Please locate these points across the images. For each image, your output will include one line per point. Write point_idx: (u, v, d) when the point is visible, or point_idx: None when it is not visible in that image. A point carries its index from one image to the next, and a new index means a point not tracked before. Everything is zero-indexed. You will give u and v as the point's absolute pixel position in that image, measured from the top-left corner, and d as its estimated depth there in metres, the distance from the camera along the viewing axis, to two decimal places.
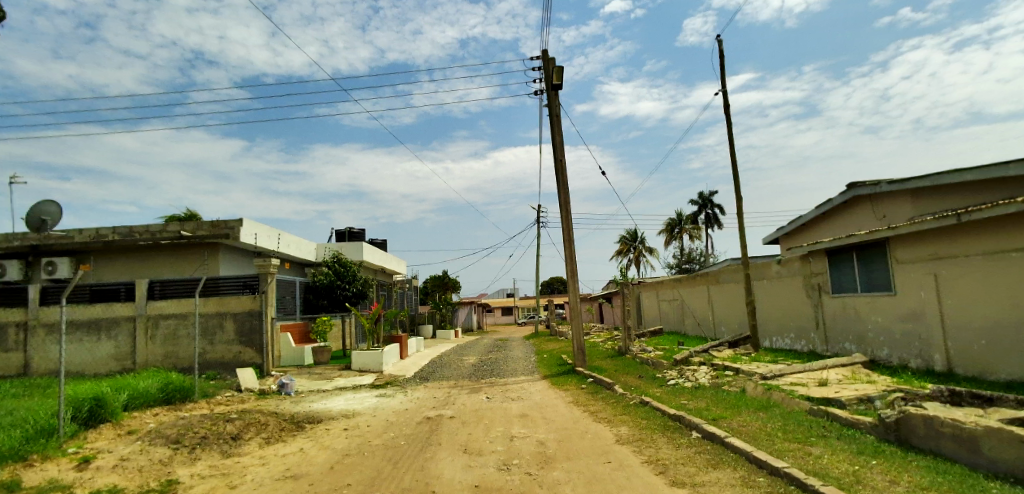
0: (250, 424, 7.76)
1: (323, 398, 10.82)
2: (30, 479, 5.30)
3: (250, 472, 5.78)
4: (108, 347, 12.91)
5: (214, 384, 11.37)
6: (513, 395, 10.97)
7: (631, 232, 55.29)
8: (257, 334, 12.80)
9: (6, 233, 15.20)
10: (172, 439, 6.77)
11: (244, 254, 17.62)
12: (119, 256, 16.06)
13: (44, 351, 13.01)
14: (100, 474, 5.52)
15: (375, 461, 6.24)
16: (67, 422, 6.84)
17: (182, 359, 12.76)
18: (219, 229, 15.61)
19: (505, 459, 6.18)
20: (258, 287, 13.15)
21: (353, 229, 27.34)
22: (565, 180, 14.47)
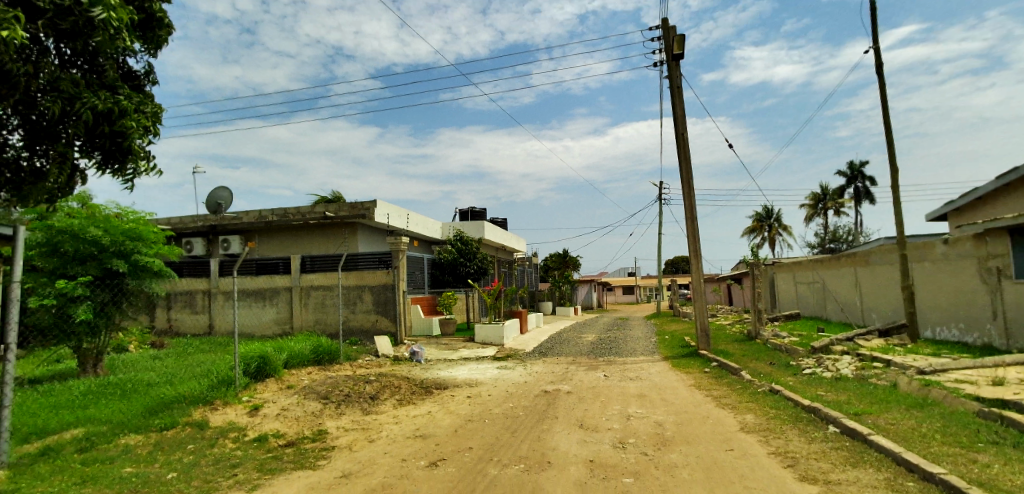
0: (386, 386, 8.58)
1: (449, 366, 11.58)
2: (216, 419, 6.37)
3: (385, 429, 6.42)
4: (272, 313, 14.91)
5: (356, 349, 12.70)
6: (632, 375, 10.82)
7: (765, 209, 51.14)
8: (391, 305, 14.00)
9: (192, 215, 18.08)
10: (322, 394, 7.72)
11: (379, 233, 19.23)
12: (276, 234, 18.32)
13: (224, 314, 15.38)
14: (267, 419, 6.48)
15: (494, 428, 6.60)
16: (242, 376, 8.06)
17: (330, 325, 14.39)
18: (358, 210, 17.21)
19: (620, 437, 6.18)
20: (392, 262, 14.30)
21: (475, 208, 28.49)
22: (687, 154, 13.72)
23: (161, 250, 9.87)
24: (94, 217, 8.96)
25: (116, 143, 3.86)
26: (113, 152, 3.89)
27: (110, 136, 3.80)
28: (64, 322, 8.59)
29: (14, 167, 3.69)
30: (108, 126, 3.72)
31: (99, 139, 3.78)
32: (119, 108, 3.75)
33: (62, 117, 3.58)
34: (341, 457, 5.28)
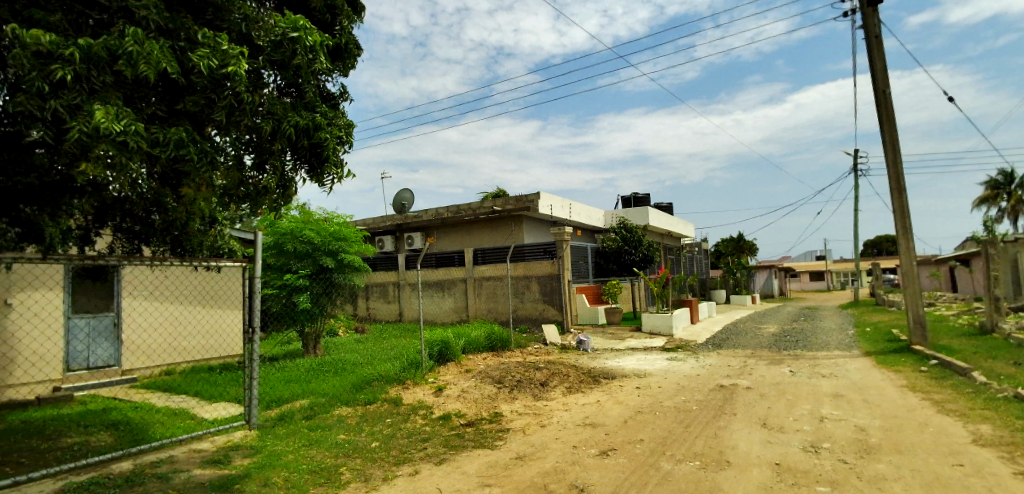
0: (555, 374, 8.80)
1: (616, 356, 11.45)
2: (409, 397, 7.16)
3: (556, 415, 6.59)
4: (451, 302, 16.27)
5: (526, 337, 13.25)
6: (825, 371, 9.56)
7: (1007, 172, 41.13)
8: (557, 294, 14.31)
9: (383, 216, 20.41)
10: (496, 379, 8.20)
11: (543, 224, 19.76)
12: (451, 230, 19.88)
13: (411, 303, 17.20)
14: (449, 400, 7.09)
15: (666, 421, 6.36)
16: (427, 359, 8.93)
17: (501, 313, 15.23)
18: (523, 203, 17.89)
19: (812, 440, 5.51)
20: (556, 252, 14.60)
21: (638, 194, 27.69)
22: (891, 114, 11.61)
23: (360, 248, 11.37)
24: (310, 222, 10.68)
25: (316, 152, 4.61)
26: (312, 160, 4.64)
27: (312, 147, 4.57)
28: (291, 310, 10.43)
29: (248, 183, 4.49)
30: (307, 140, 4.49)
31: (302, 150, 4.53)
32: (316, 123, 4.50)
33: (276, 135, 4.33)
34: (516, 439, 5.55)
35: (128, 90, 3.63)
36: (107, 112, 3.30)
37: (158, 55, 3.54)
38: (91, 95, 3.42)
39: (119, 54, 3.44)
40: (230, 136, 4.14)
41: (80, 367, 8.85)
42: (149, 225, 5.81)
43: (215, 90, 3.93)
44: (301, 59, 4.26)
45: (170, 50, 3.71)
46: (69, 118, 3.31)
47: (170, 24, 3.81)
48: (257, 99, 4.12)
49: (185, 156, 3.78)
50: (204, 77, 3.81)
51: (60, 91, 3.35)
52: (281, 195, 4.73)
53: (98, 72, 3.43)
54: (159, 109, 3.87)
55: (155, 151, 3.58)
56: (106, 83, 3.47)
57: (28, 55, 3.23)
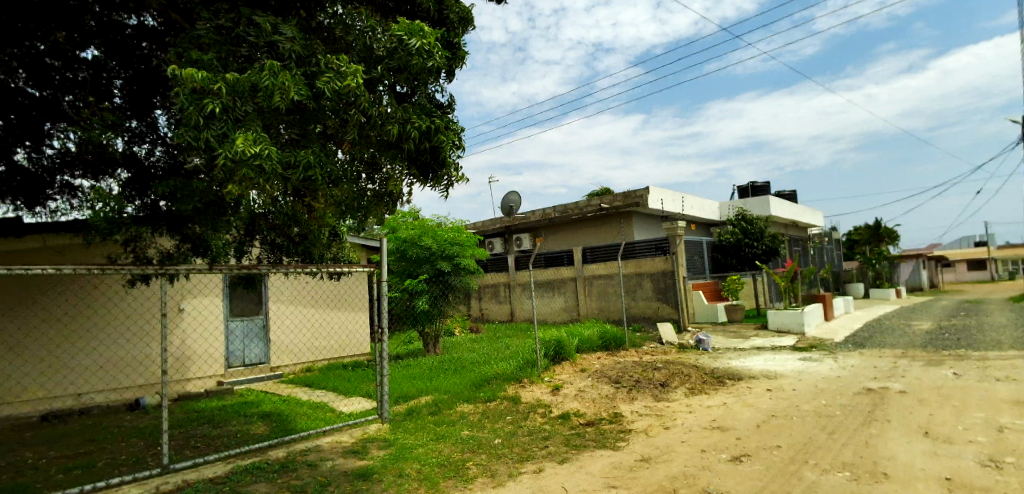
0: (675, 374, 8.39)
1: (741, 356, 10.69)
2: (527, 396, 7.20)
3: (679, 417, 6.27)
4: (561, 301, 16.27)
5: (640, 335, 12.86)
6: (1001, 374, 8.17)
7: None
8: (672, 291, 13.72)
9: (492, 219, 20.86)
10: (613, 379, 7.99)
11: (653, 219, 19.06)
12: (559, 229, 19.78)
13: (522, 303, 17.47)
14: (567, 399, 7.02)
15: (806, 427, 5.79)
16: (542, 358, 8.94)
17: (613, 312, 14.94)
18: (631, 198, 17.43)
19: (992, 454, 4.71)
20: (670, 249, 13.98)
21: (755, 183, 25.79)
22: None
23: (474, 251, 11.70)
24: (427, 228, 11.21)
25: (435, 154, 4.79)
26: (431, 164, 4.81)
27: (430, 150, 4.74)
28: (412, 311, 11.03)
29: (365, 194, 4.87)
30: (428, 143, 4.68)
31: (422, 155, 4.73)
32: (435, 126, 4.69)
33: (399, 140, 4.53)
34: (639, 441, 5.35)
35: (266, 115, 3.93)
36: (247, 139, 3.66)
37: (290, 85, 3.86)
38: (236, 123, 3.85)
39: (261, 85, 3.86)
40: (358, 150, 4.42)
41: (238, 364, 10.04)
42: (289, 237, 6.65)
43: (341, 109, 4.14)
44: (415, 60, 4.36)
45: (302, 78, 4.04)
46: (218, 145, 3.72)
47: (305, 55, 4.24)
48: (378, 112, 4.33)
49: (312, 176, 4.05)
50: (331, 99, 4.05)
51: (212, 121, 3.79)
52: (393, 200, 4.98)
53: (241, 102, 3.86)
54: (293, 132, 4.06)
55: (288, 172, 3.91)
56: (247, 111, 3.88)
57: (187, 93, 3.79)
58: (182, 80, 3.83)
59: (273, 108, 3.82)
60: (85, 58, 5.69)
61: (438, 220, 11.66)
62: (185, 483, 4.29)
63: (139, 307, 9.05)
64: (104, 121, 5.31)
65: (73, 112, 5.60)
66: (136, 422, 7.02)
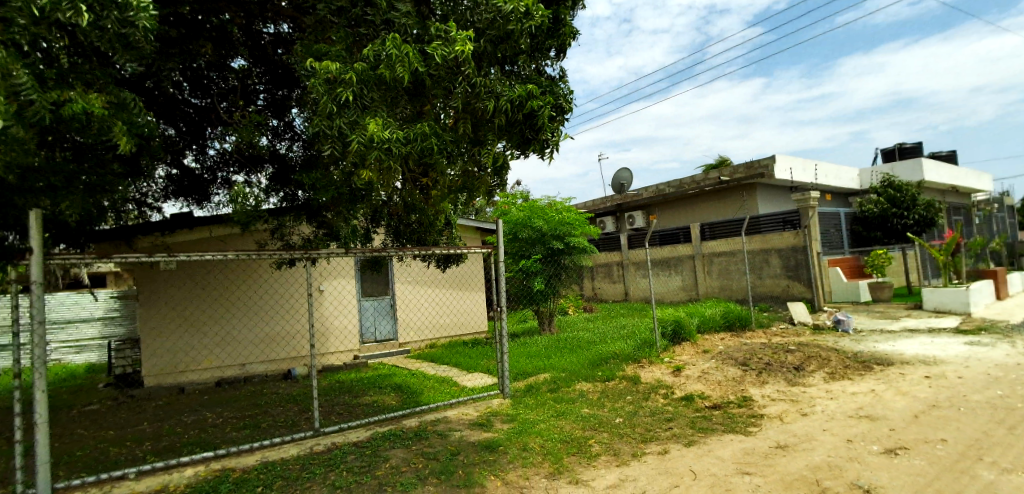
0: (812, 357, 7.70)
1: (890, 338, 9.55)
2: (647, 376, 7.02)
3: (819, 404, 5.75)
4: (678, 280, 15.67)
5: (767, 316, 11.97)
6: None
7: None
8: (804, 268, 12.59)
9: (603, 197, 20.42)
10: (740, 361, 7.53)
11: (781, 190, 17.51)
12: (674, 205, 18.86)
13: (637, 282, 17.10)
14: (690, 380, 6.74)
15: (979, 421, 5.02)
16: (661, 339, 8.66)
17: (736, 291, 14.09)
18: (755, 169, 16.24)
19: None
20: (801, 222, 12.77)
21: (905, 145, 22.68)
22: None
23: (586, 229, 11.61)
24: (539, 209, 11.30)
25: (530, 121, 4.57)
26: (527, 133, 4.62)
27: (526, 118, 4.55)
28: (528, 291, 11.22)
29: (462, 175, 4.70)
30: (521, 112, 4.46)
31: (518, 125, 4.55)
32: (528, 93, 4.45)
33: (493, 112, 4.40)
34: (773, 427, 5.00)
35: (388, 97, 4.19)
36: (377, 124, 3.91)
37: (411, 56, 4.03)
38: (364, 110, 4.12)
39: (384, 55, 4.08)
40: (461, 121, 4.41)
41: (371, 339, 10.93)
42: (407, 227, 7.15)
43: (449, 77, 4.25)
44: (517, 25, 4.36)
45: (421, 52, 4.18)
46: (349, 132, 4.01)
47: (419, 30, 4.46)
48: (479, 82, 4.27)
49: (430, 152, 4.13)
50: (438, 66, 4.15)
51: (344, 109, 4.09)
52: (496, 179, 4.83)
53: (368, 89, 4.11)
54: (406, 112, 4.28)
55: (408, 147, 4.00)
56: (374, 98, 4.13)
57: (322, 82, 4.08)
58: (318, 72, 4.13)
59: (394, 77, 4.01)
60: (235, 67, 6.14)
61: (547, 199, 11.68)
62: (333, 445, 4.76)
63: (291, 287, 10.03)
64: (252, 123, 5.89)
65: (226, 116, 6.31)
66: (290, 390, 7.93)
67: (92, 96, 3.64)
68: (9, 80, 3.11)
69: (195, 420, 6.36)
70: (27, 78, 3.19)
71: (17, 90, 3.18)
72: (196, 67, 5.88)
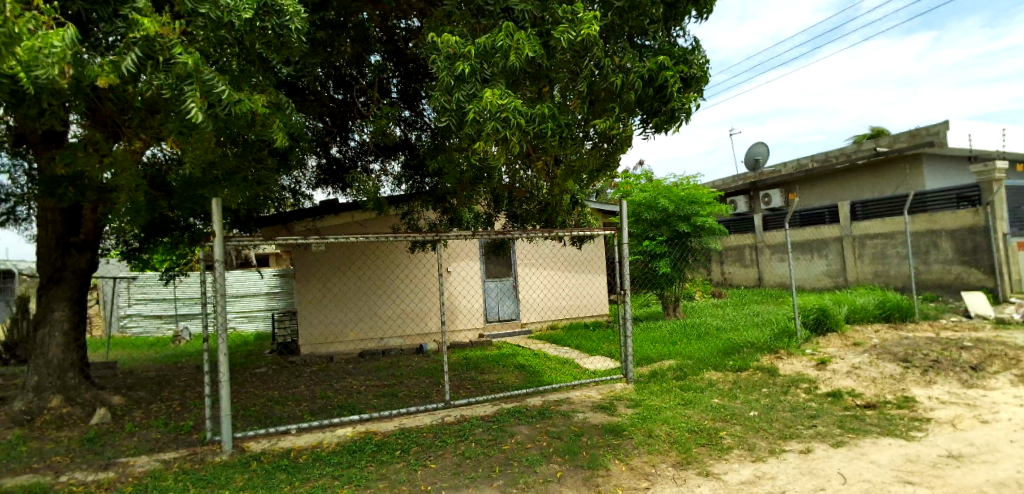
0: (995, 356, 6.56)
1: None
2: (786, 368, 6.47)
3: (1006, 411, 4.88)
4: (822, 265, 14.23)
5: (935, 307, 10.43)
6: None
7: None
8: (985, 252, 10.73)
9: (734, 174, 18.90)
10: (900, 357, 6.63)
11: (955, 160, 14.99)
12: (819, 181, 16.90)
13: (773, 267, 15.84)
14: (837, 376, 6.09)
15: None
16: (801, 329, 7.92)
17: (894, 278, 12.47)
18: (922, 137, 14.29)
19: None
20: (980, 200, 10.81)
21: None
22: None
23: (714, 209, 11.00)
24: (664, 188, 10.88)
25: (659, 97, 4.35)
26: (656, 108, 4.38)
27: (655, 92, 4.33)
28: (652, 274, 10.87)
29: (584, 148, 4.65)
30: (652, 88, 4.29)
31: (647, 101, 4.34)
32: (659, 66, 4.28)
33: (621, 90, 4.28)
34: (944, 434, 4.35)
35: (512, 75, 4.13)
36: (495, 93, 3.90)
37: (525, 44, 4.02)
38: (483, 84, 4.13)
39: (501, 46, 4.04)
40: (584, 103, 4.35)
41: (495, 318, 11.34)
42: (530, 210, 7.30)
43: (575, 60, 4.21)
44: None
45: (539, 40, 4.18)
46: (467, 103, 4.05)
47: (540, 12, 4.37)
48: (609, 62, 4.22)
49: (548, 129, 4.07)
50: (563, 49, 4.11)
51: (462, 82, 4.14)
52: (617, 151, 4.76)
53: (487, 63, 4.12)
54: (529, 92, 4.19)
55: (528, 125, 3.97)
56: (494, 72, 4.11)
57: (444, 59, 4.25)
58: (441, 48, 4.31)
59: (511, 68, 4.00)
60: (371, 62, 6.57)
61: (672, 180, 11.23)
62: (462, 418, 5.04)
63: (420, 267, 10.79)
64: (386, 115, 6.30)
65: (365, 110, 6.82)
66: (421, 363, 8.51)
67: (255, 95, 4.11)
68: (196, 79, 3.63)
69: (342, 387, 7.07)
70: (216, 81, 3.73)
71: (209, 87, 3.72)
72: (338, 66, 6.39)
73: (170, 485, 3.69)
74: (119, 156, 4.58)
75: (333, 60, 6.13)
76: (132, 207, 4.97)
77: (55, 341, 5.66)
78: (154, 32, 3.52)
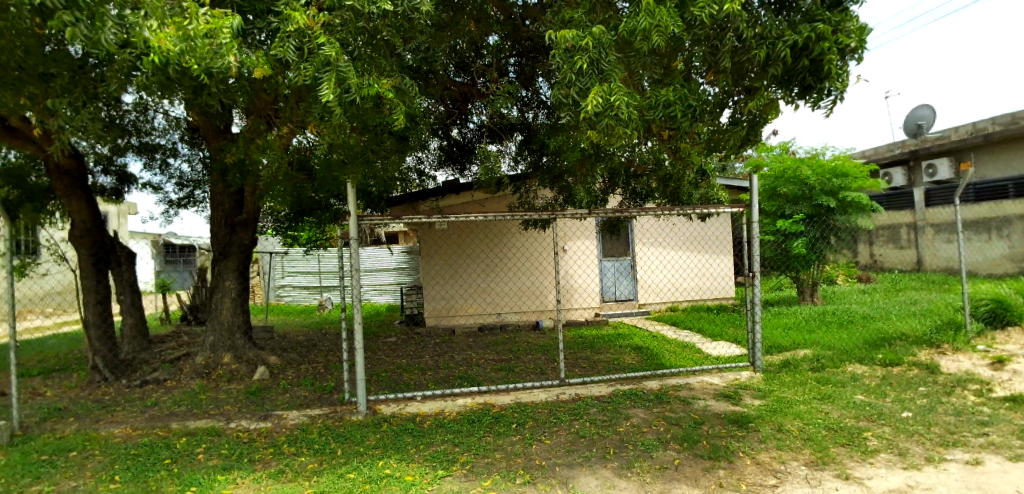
0: None
1: None
2: (950, 366, 5.58)
3: None
4: (1003, 246, 12.02)
5: None
6: None
7: None
8: None
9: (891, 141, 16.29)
10: None
11: None
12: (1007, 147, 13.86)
13: (935, 249, 13.82)
14: (1020, 378, 5.13)
15: None
16: (972, 321, 6.78)
17: None
18: None
19: None
20: None
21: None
22: None
23: (865, 184, 9.89)
24: (804, 161, 9.91)
25: (815, 68, 3.87)
26: (808, 81, 3.93)
27: (809, 65, 3.87)
28: (786, 256, 9.94)
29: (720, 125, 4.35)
30: (807, 59, 3.82)
31: (799, 73, 3.89)
32: (817, 35, 3.77)
33: (770, 61, 3.87)
34: None
35: (629, 60, 4.00)
36: (606, 89, 3.70)
37: (668, 21, 3.63)
38: (600, 76, 3.91)
39: (640, 27, 3.67)
40: (721, 75, 4.01)
41: (612, 298, 11.17)
42: (651, 186, 7.06)
43: (714, 33, 3.86)
44: None
45: (675, 13, 3.74)
46: (582, 99, 3.86)
47: None
48: (752, 32, 3.82)
49: (675, 111, 3.88)
50: (704, 26, 3.75)
51: (580, 76, 3.91)
52: (756, 129, 4.33)
53: (604, 52, 3.90)
54: (654, 74, 4.05)
55: (652, 111, 3.88)
56: (611, 61, 3.88)
57: (562, 52, 3.98)
58: (557, 42, 4.03)
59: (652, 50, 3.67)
60: (488, 43, 6.63)
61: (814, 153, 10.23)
62: (577, 396, 5.04)
63: (538, 245, 10.92)
64: (504, 95, 6.35)
65: (483, 91, 6.94)
66: (537, 340, 8.65)
67: (383, 79, 4.33)
68: (332, 67, 3.95)
69: (463, 359, 7.43)
70: (350, 69, 3.99)
71: (343, 76, 3.97)
72: (459, 49, 6.49)
73: (314, 438, 4.14)
74: (271, 144, 5.11)
75: (454, 43, 6.26)
76: (281, 190, 5.58)
77: (225, 306, 6.57)
78: (303, 24, 3.93)
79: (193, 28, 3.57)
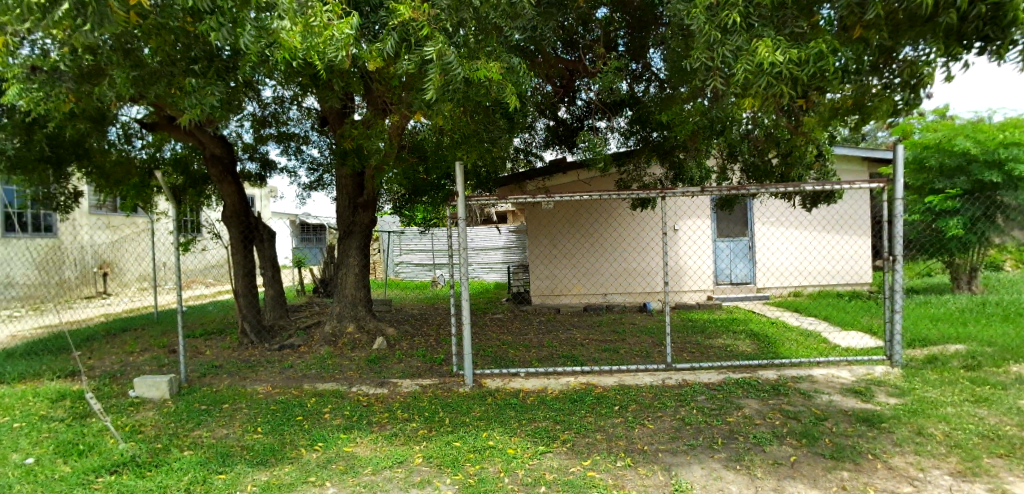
0: None
1: None
2: None
3: None
4: None
5: None
6: None
7: None
8: None
9: None
10: None
11: None
12: None
13: None
14: None
15: None
16: None
17: None
18: None
19: None
20: None
21: None
22: None
23: None
24: (965, 129, 8.42)
25: (996, 13, 3.13)
26: (985, 31, 3.20)
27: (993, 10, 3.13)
28: (936, 240, 8.83)
29: (869, 91, 3.76)
30: (985, 4, 3.09)
31: (972, 23, 3.18)
32: None
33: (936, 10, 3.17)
34: None
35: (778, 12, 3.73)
36: (767, 44, 3.39)
37: None
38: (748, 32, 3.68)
39: None
40: (872, 31, 3.45)
41: (726, 281, 10.55)
42: (769, 162, 6.51)
43: None
44: None
45: None
46: (734, 60, 3.58)
47: None
48: None
49: (823, 73, 3.45)
50: None
51: (727, 35, 3.68)
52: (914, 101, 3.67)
53: (755, 6, 3.66)
54: (799, 27, 3.69)
55: (799, 70, 3.37)
56: (761, 15, 3.67)
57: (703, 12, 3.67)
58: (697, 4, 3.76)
59: None
60: (597, 17, 6.44)
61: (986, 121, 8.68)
62: (684, 382, 4.84)
63: (647, 225, 10.55)
64: (612, 70, 6.14)
65: (591, 67, 6.76)
66: (642, 322, 8.44)
67: (490, 62, 4.38)
68: (436, 59, 4.06)
69: (567, 338, 7.46)
70: (453, 57, 4.06)
71: (447, 68, 4.09)
72: (567, 26, 6.35)
73: (425, 406, 4.41)
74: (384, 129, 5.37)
75: (563, 20, 6.14)
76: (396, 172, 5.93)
77: (349, 281, 7.17)
78: (407, 16, 4.03)
79: (319, 25, 3.85)
